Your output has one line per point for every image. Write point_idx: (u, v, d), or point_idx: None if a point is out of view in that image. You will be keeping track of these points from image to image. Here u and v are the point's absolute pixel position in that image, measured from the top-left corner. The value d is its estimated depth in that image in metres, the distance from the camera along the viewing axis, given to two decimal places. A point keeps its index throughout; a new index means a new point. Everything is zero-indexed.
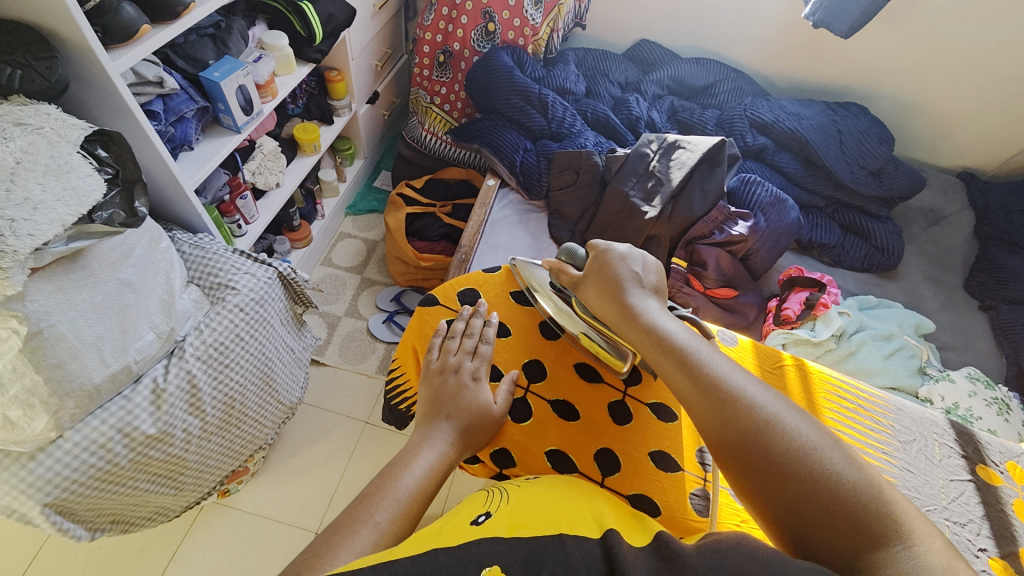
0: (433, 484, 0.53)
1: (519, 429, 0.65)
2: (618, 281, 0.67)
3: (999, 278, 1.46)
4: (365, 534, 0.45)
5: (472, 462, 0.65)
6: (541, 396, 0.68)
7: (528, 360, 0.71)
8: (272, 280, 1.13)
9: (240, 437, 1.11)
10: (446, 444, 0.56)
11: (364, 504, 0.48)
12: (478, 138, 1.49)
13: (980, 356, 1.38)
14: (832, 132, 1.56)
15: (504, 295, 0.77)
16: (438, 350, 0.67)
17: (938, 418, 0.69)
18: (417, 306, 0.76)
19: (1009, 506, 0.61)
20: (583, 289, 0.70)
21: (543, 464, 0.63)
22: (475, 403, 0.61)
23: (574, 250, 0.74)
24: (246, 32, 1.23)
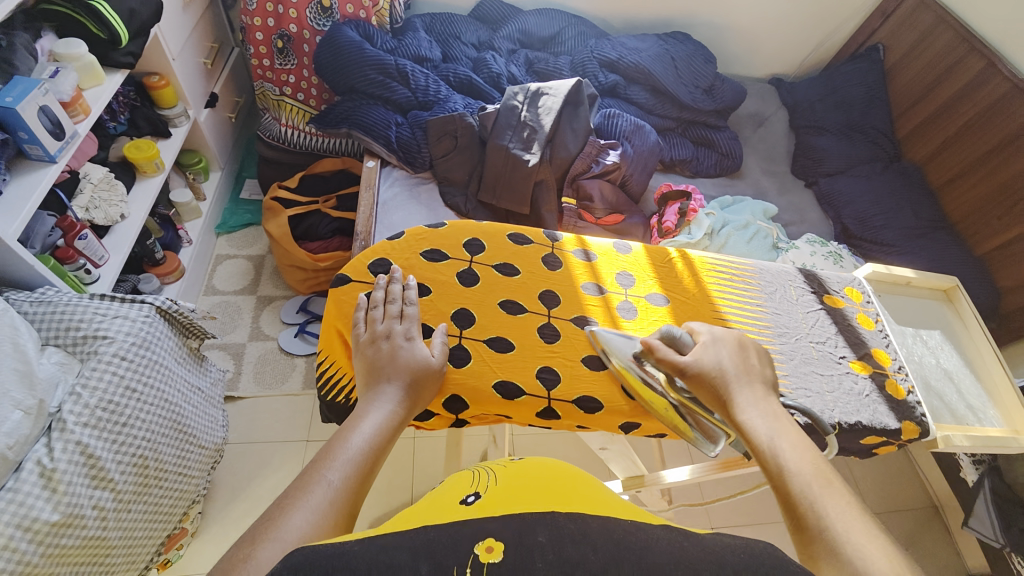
0: (384, 441, 0.53)
1: (461, 372, 0.64)
2: (726, 381, 0.59)
3: (814, 158, 1.80)
4: (319, 493, 0.45)
5: (427, 417, 0.65)
6: (474, 338, 0.67)
7: (455, 310, 0.68)
8: (152, 318, 1.00)
9: (166, 496, 1.01)
10: (395, 402, 0.56)
11: (317, 465, 0.48)
12: (345, 121, 1.41)
13: (814, 224, 1.69)
14: (667, 59, 1.74)
15: (415, 258, 0.72)
16: (364, 323, 0.65)
17: (789, 268, 0.84)
18: (330, 290, 0.72)
19: (855, 320, 0.79)
20: (690, 381, 0.60)
21: (492, 399, 0.64)
22: (413, 360, 0.60)
23: (675, 333, 0.63)
24: (32, 47, 1.04)
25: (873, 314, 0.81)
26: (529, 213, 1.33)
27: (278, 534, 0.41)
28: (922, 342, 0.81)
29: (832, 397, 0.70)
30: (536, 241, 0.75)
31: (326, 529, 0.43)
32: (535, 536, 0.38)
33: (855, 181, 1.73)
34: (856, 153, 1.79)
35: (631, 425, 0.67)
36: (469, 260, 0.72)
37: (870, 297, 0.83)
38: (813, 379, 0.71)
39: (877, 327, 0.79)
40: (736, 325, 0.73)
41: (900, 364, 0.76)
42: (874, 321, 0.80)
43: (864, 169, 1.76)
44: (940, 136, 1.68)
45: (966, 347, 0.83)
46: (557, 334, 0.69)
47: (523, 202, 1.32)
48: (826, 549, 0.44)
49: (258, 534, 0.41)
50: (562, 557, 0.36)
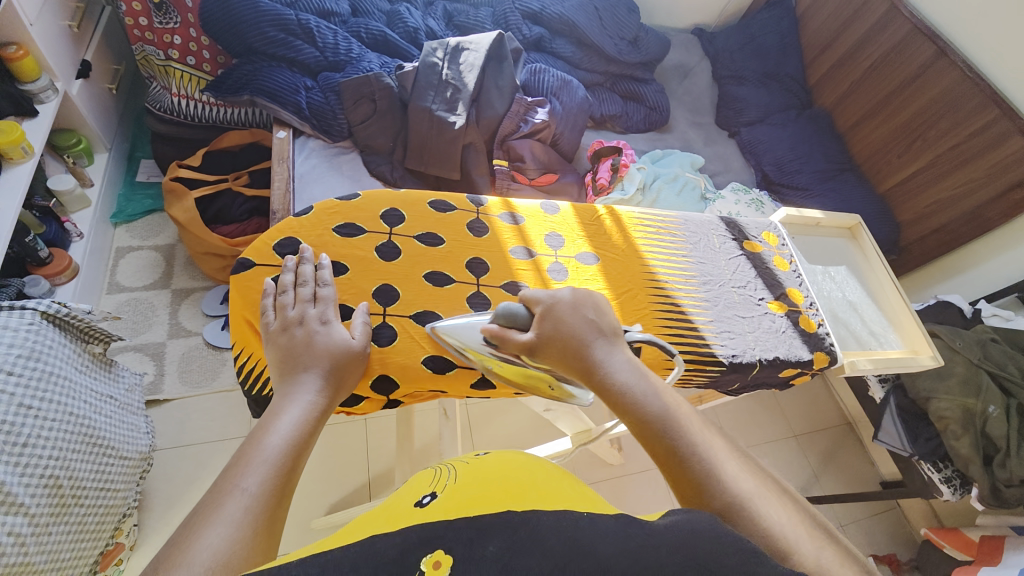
0: (306, 436, 0.48)
1: (388, 350, 0.61)
2: (576, 345, 0.55)
3: (736, 108, 1.85)
4: (233, 504, 0.41)
5: (356, 401, 0.61)
6: (400, 315, 0.62)
7: (377, 288, 0.63)
8: (40, 325, 0.88)
9: (92, 513, 0.92)
10: (315, 393, 0.52)
11: (228, 474, 0.43)
12: (246, 87, 1.26)
13: (737, 172, 1.77)
14: (591, 9, 1.69)
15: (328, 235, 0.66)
16: (273, 310, 0.59)
17: (712, 217, 0.86)
18: (233, 276, 0.65)
19: (772, 263, 0.83)
20: (542, 354, 0.56)
21: (423, 374, 0.61)
22: (333, 344, 0.56)
23: (513, 309, 0.58)
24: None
25: (788, 255, 0.85)
26: (459, 179, 1.28)
27: (189, 559, 0.36)
28: (830, 278, 0.87)
29: (753, 338, 0.74)
30: (459, 207, 0.69)
31: (247, 540, 0.39)
32: (485, 546, 0.36)
33: (773, 128, 1.81)
34: (773, 101, 1.86)
35: None
36: (389, 233, 0.67)
37: (785, 240, 0.87)
38: (736, 322, 0.74)
39: (792, 268, 0.84)
40: (664, 278, 0.74)
41: (811, 300, 0.81)
42: (789, 262, 0.84)
43: (780, 117, 1.84)
44: (847, 80, 1.75)
45: (868, 278, 0.90)
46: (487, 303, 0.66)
47: (453, 167, 1.25)
48: (698, 486, 0.45)
49: (164, 562, 0.36)
50: (515, 566, 0.34)
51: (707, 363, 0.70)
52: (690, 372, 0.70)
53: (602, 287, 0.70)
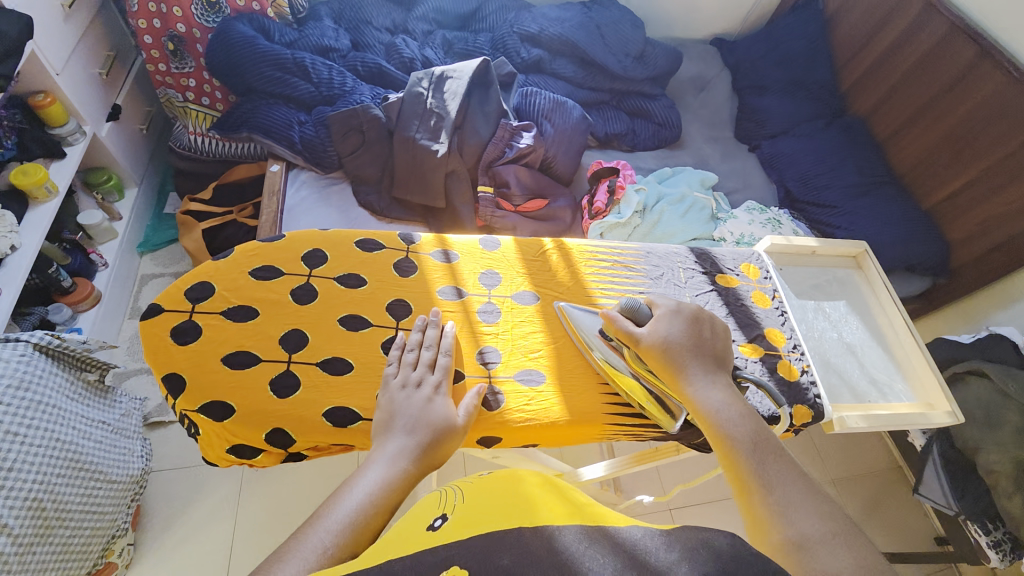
0: (391, 503, 0.46)
1: (287, 403, 0.54)
2: (681, 356, 0.58)
3: (756, 120, 1.73)
4: (301, 559, 0.39)
5: (253, 456, 0.54)
6: (305, 363, 0.56)
7: (285, 333, 0.57)
8: (30, 356, 0.92)
9: (78, 534, 0.96)
10: (410, 459, 0.49)
11: (308, 524, 0.42)
12: (245, 124, 1.32)
13: (757, 189, 1.64)
14: (592, 28, 1.65)
15: (240, 278, 0.60)
16: (395, 364, 0.57)
17: (681, 248, 0.78)
18: (141, 323, 0.57)
19: (749, 299, 0.74)
20: (646, 351, 0.59)
21: (322, 429, 0.54)
22: (437, 416, 0.53)
23: (636, 305, 0.61)
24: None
25: (770, 290, 0.75)
26: (444, 207, 1.26)
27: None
28: (823, 316, 0.76)
29: None
30: (388, 246, 0.66)
31: None
32: (499, 559, 0.35)
33: (798, 140, 1.66)
34: (799, 111, 1.71)
35: (487, 439, 0.58)
36: (308, 274, 0.62)
37: (770, 272, 0.78)
38: None
39: (774, 304, 0.74)
40: None
41: (794, 342, 0.71)
42: (772, 298, 0.75)
43: (807, 128, 1.69)
44: (884, 85, 1.59)
45: (873, 317, 0.78)
46: None
47: (437, 196, 1.24)
48: (767, 516, 0.47)
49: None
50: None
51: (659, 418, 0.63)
52: (636, 428, 0.62)
53: (536, 334, 0.64)
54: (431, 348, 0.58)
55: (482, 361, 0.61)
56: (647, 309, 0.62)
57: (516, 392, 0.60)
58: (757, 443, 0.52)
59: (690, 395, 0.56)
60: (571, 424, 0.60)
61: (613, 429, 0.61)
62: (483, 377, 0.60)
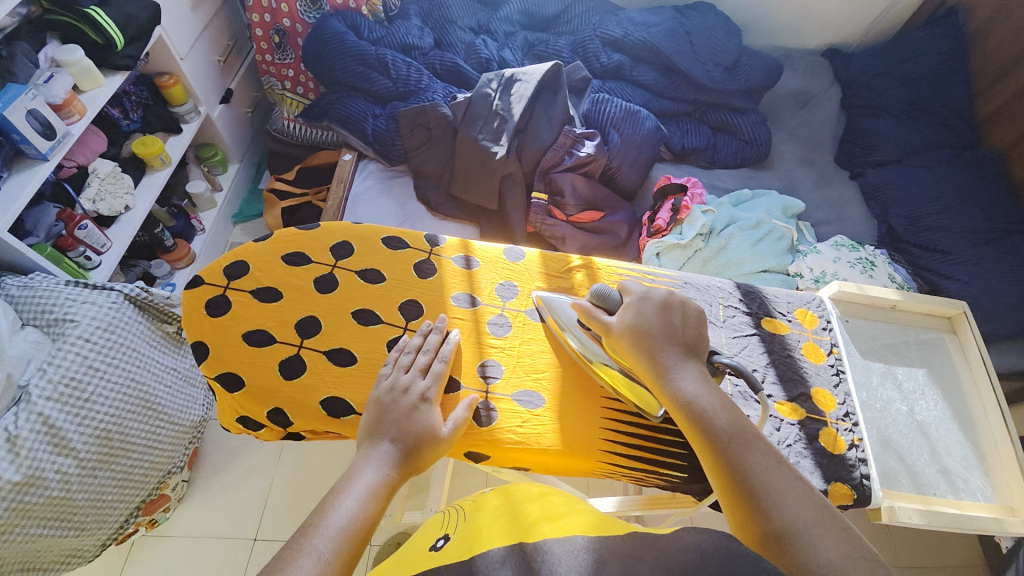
0: (374, 511, 0.47)
1: (291, 385, 0.56)
2: (648, 347, 0.54)
3: (864, 144, 1.52)
4: (305, 565, 0.41)
5: (256, 429, 0.57)
6: (313, 349, 0.58)
7: (302, 318, 0.60)
8: (120, 304, 1.09)
9: (137, 466, 1.09)
10: (392, 465, 0.50)
11: (303, 533, 0.44)
12: (326, 114, 1.42)
13: (854, 223, 1.44)
14: (681, 34, 1.56)
15: (273, 261, 0.64)
16: (391, 364, 0.57)
17: (727, 282, 0.71)
18: (184, 291, 0.62)
19: (799, 350, 0.65)
20: (614, 346, 0.56)
21: (317, 416, 0.55)
22: (423, 426, 0.52)
23: (606, 292, 0.59)
24: (35, 56, 1.14)
25: (827, 344, 0.66)
26: (496, 209, 1.26)
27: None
28: (893, 384, 0.66)
29: None
30: (412, 246, 0.67)
31: None
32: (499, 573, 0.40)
33: (914, 171, 1.44)
34: (919, 137, 1.48)
35: (477, 455, 0.57)
36: (333, 265, 0.64)
37: (831, 323, 0.68)
38: None
39: (829, 361, 0.64)
40: None
41: (847, 410, 0.61)
42: (828, 354, 0.65)
43: (926, 157, 1.45)
44: None
45: (958, 392, 0.68)
46: None
47: (491, 197, 1.24)
48: (753, 507, 0.47)
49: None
50: None
51: (659, 433, 0.58)
52: (637, 472, 0.58)
53: (543, 355, 0.61)
54: (429, 353, 0.58)
55: (482, 375, 0.59)
56: (617, 297, 0.59)
57: (511, 412, 0.57)
58: (735, 430, 0.50)
59: (664, 388, 0.53)
60: (564, 454, 0.56)
61: (608, 467, 0.57)
62: (480, 391, 0.58)
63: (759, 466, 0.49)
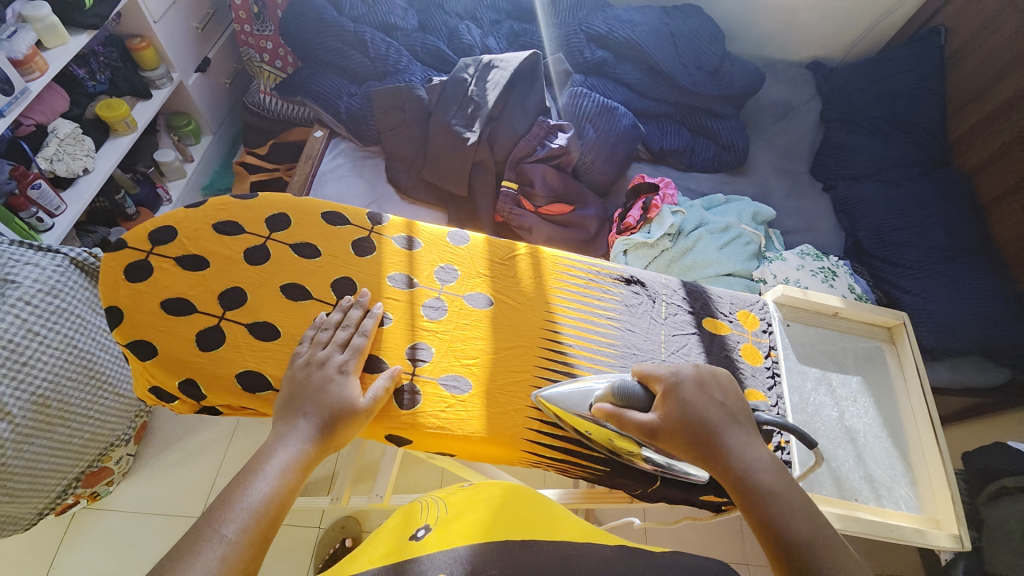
0: (288, 487, 0.47)
1: (208, 357, 0.55)
2: (704, 429, 0.51)
3: (839, 157, 1.53)
4: (212, 550, 0.40)
5: (171, 401, 0.55)
6: (236, 321, 0.57)
7: (227, 289, 0.58)
8: (65, 268, 1.02)
9: (77, 437, 1.07)
10: (306, 440, 0.49)
11: (210, 516, 0.43)
12: (300, 89, 1.39)
13: (822, 235, 1.45)
14: (666, 35, 1.55)
15: (203, 229, 0.62)
16: (308, 343, 0.55)
17: (673, 280, 0.70)
18: (105, 255, 0.60)
19: (737, 351, 0.65)
20: (663, 438, 0.51)
21: (232, 390, 0.54)
22: (340, 400, 0.51)
23: (629, 388, 0.54)
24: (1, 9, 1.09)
25: (766, 347, 0.66)
26: (465, 195, 1.25)
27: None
28: (827, 389, 0.67)
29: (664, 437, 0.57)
30: (353, 223, 0.65)
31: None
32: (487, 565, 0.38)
33: (884, 186, 1.45)
34: (892, 154, 1.49)
35: (399, 439, 0.56)
36: (266, 237, 0.62)
37: (772, 326, 0.68)
38: None
39: (766, 363, 0.65)
40: (571, 347, 0.62)
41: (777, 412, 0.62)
42: (765, 356, 0.65)
43: (897, 174, 1.47)
44: (1000, 139, 1.34)
45: (893, 403, 0.68)
46: None
47: (461, 184, 1.23)
48: None
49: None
50: None
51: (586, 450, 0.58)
52: (561, 463, 0.58)
53: (475, 340, 0.60)
54: (349, 329, 0.56)
55: (410, 358, 0.58)
56: (639, 388, 0.55)
57: (436, 396, 0.56)
58: (802, 507, 0.46)
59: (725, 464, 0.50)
60: (486, 441, 0.55)
61: (531, 457, 0.57)
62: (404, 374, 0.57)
63: (833, 548, 0.44)
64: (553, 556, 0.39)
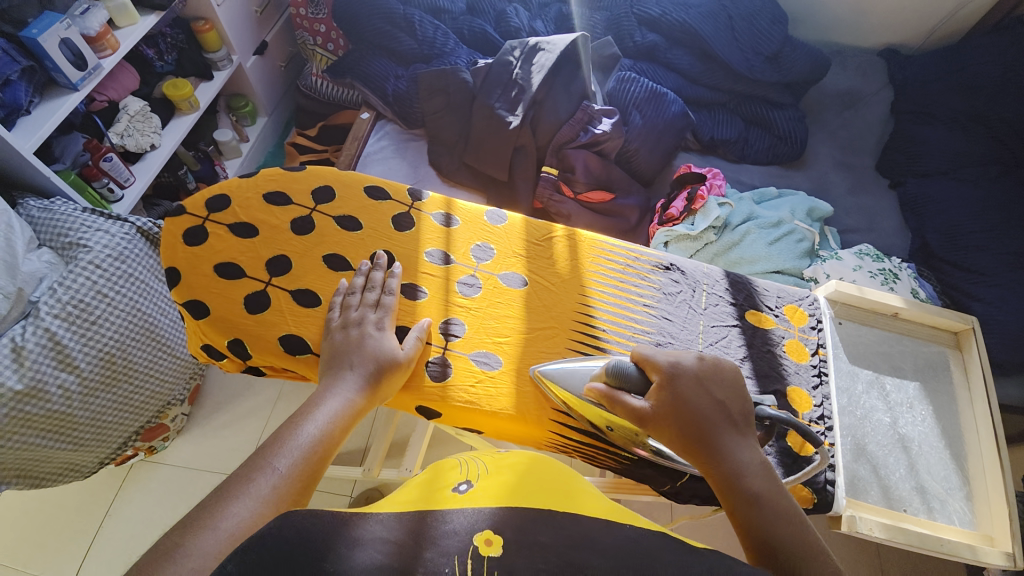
0: (338, 433, 0.50)
1: (253, 319, 0.57)
2: (699, 423, 0.50)
3: (909, 152, 1.42)
4: (263, 480, 0.45)
5: (219, 359, 0.58)
6: (281, 287, 0.59)
7: (273, 256, 0.61)
8: (131, 236, 1.12)
9: (138, 394, 1.14)
10: (354, 391, 0.52)
11: (264, 451, 0.47)
12: (350, 72, 1.43)
13: (884, 235, 1.35)
14: (722, 18, 1.48)
15: (255, 198, 0.64)
16: (338, 309, 0.57)
17: (716, 270, 0.67)
18: (166, 219, 0.63)
19: (781, 347, 0.62)
20: (649, 424, 0.50)
21: (275, 351, 0.56)
22: (380, 353, 0.54)
23: (624, 368, 0.52)
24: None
25: (813, 344, 0.62)
26: (506, 180, 1.24)
27: (214, 526, 0.41)
28: (879, 393, 0.62)
29: None
30: (394, 198, 0.67)
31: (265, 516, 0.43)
32: (537, 535, 0.38)
33: (958, 185, 1.33)
34: (970, 150, 1.37)
35: (427, 411, 0.56)
36: (311, 209, 0.64)
37: (821, 324, 0.64)
38: None
39: (812, 362, 0.61)
40: (604, 331, 0.61)
41: (822, 413, 0.58)
42: (812, 354, 0.62)
43: (974, 172, 1.34)
44: None
45: (952, 412, 0.63)
46: None
47: (502, 168, 1.22)
48: None
49: (195, 523, 0.41)
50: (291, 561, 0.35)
51: (614, 446, 0.57)
52: (587, 449, 0.57)
53: (510, 319, 0.60)
54: (375, 289, 0.58)
55: (443, 332, 0.58)
56: (638, 370, 0.53)
57: (466, 371, 0.57)
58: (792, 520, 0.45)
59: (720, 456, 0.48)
60: (515, 419, 0.55)
61: (558, 438, 0.56)
62: (435, 348, 0.58)
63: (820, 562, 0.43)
64: (578, 540, 0.38)
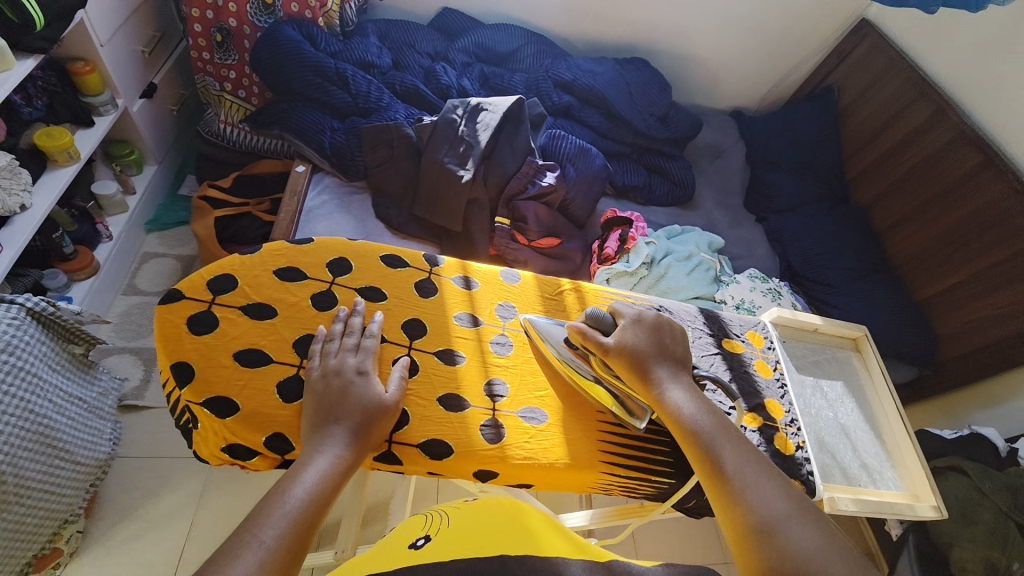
0: (328, 493, 0.50)
1: (290, 409, 0.57)
2: (643, 360, 0.63)
3: (766, 194, 1.80)
4: (250, 555, 0.44)
5: (249, 457, 0.56)
6: None
7: (300, 337, 0.61)
8: (21, 321, 0.90)
9: (32, 515, 0.91)
10: (342, 447, 0.53)
11: (249, 523, 0.46)
12: (278, 123, 1.37)
13: (761, 259, 1.68)
14: (622, 84, 1.73)
15: (265, 275, 0.65)
16: (317, 356, 0.59)
17: (692, 308, 0.81)
18: (165, 306, 0.61)
19: (752, 366, 0.76)
20: (612, 356, 0.63)
21: None
22: (365, 399, 0.56)
23: (600, 316, 0.66)
24: None
25: (773, 361, 0.78)
26: (460, 231, 1.29)
27: None
28: (821, 394, 0.80)
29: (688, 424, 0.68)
30: (412, 265, 0.71)
31: None
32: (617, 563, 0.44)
33: (804, 218, 1.72)
34: (807, 191, 1.78)
35: (484, 472, 0.60)
36: (330, 282, 0.67)
37: (773, 343, 0.80)
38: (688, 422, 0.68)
39: (775, 375, 0.76)
40: None
41: (791, 417, 0.73)
42: (773, 369, 0.77)
43: (812, 208, 1.75)
44: (887, 179, 1.66)
45: (868, 402, 0.83)
46: (414, 370, 0.62)
47: (455, 220, 1.27)
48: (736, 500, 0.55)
49: None
50: None
51: (648, 452, 0.65)
52: (632, 481, 0.64)
53: (543, 372, 0.67)
54: (353, 334, 0.61)
55: (487, 394, 0.63)
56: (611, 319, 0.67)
57: (518, 428, 0.62)
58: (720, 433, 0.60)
59: (655, 395, 0.62)
60: (570, 468, 0.62)
61: (608, 477, 0.63)
62: (485, 411, 0.62)
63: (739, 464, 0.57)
64: None
